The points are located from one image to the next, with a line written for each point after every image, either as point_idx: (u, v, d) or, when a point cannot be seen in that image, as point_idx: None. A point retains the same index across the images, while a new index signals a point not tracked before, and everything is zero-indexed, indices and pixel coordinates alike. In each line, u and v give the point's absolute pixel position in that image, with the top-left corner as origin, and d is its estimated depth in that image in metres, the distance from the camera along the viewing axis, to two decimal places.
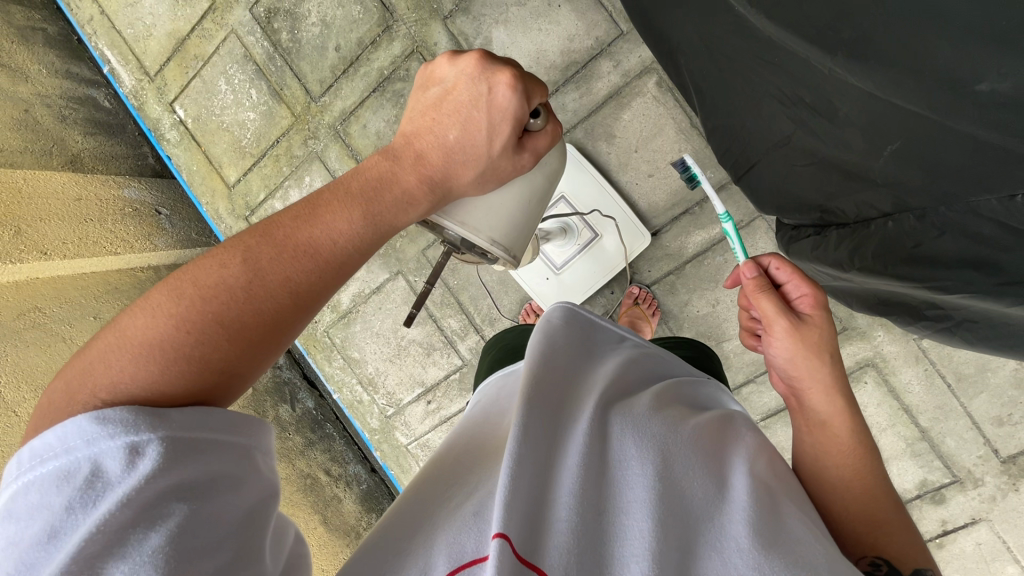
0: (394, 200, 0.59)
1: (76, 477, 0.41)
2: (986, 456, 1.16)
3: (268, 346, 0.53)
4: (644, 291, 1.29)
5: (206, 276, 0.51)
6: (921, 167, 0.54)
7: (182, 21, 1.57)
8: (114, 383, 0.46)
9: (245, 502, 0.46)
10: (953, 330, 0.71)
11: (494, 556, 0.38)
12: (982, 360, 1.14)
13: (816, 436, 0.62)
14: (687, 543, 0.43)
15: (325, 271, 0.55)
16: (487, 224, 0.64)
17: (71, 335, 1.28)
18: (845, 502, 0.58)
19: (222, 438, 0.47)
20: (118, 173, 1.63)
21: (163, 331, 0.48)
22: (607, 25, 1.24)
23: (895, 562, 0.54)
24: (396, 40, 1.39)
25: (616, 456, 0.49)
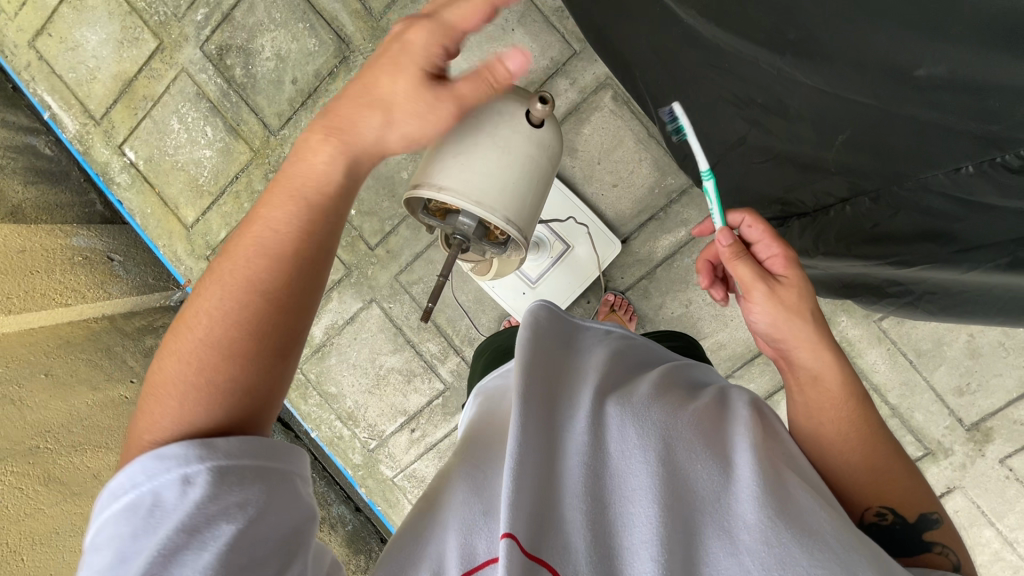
0: (312, 167, 0.53)
1: (139, 508, 0.42)
2: (953, 426, 1.23)
3: (281, 359, 0.51)
4: (619, 297, 1.31)
5: (189, 310, 0.51)
6: (872, 151, 0.58)
7: (127, 62, 1.53)
8: (150, 426, 0.48)
9: (291, 520, 0.45)
10: (914, 304, 0.76)
11: (504, 558, 0.39)
12: (937, 335, 1.22)
13: (805, 397, 0.65)
14: (693, 525, 0.44)
15: (290, 262, 0.51)
16: (502, 204, 0.67)
17: (21, 396, 1.18)
18: (845, 458, 0.61)
19: (260, 462, 0.45)
20: (65, 221, 1.56)
21: (168, 362, 0.49)
22: (561, 45, 1.30)
23: (900, 510, 0.60)
24: (354, 70, 1.40)
25: (617, 448, 0.49)
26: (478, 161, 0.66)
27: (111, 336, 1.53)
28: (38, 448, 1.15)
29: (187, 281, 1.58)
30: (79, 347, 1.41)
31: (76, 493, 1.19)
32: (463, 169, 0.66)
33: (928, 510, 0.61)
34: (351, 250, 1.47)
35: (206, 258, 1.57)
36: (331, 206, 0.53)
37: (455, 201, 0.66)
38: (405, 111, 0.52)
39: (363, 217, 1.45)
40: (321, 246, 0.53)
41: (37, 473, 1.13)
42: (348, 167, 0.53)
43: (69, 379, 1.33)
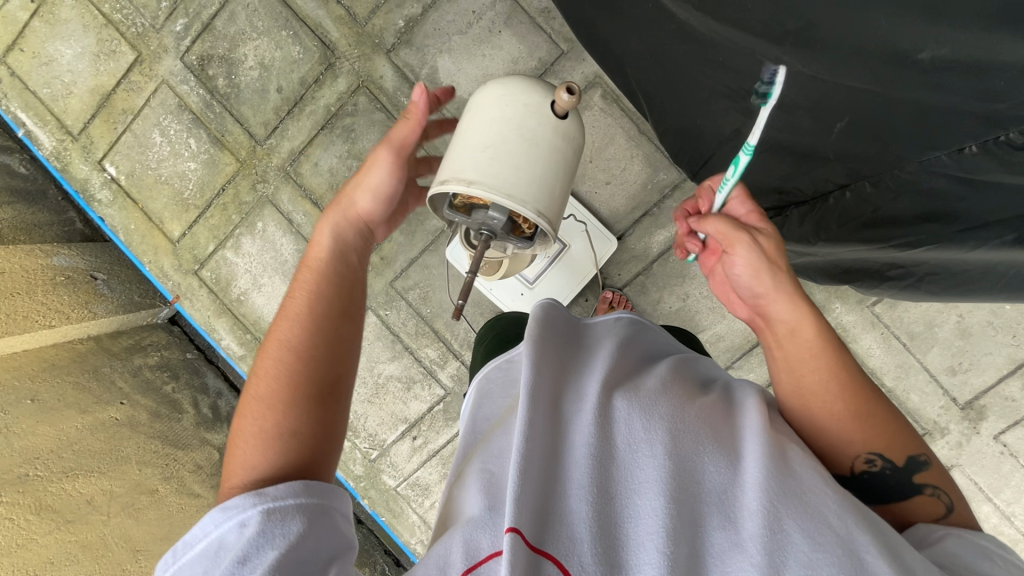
0: (319, 247, 0.73)
1: (212, 552, 0.51)
2: (948, 406, 1.26)
3: (322, 404, 0.65)
4: (618, 294, 1.32)
5: (251, 376, 0.66)
6: (872, 137, 0.59)
7: (105, 75, 1.49)
8: (230, 476, 0.61)
9: (332, 549, 0.54)
10: (915, 285, 0.77)
11: (508, 551, 0.42)
12: (928, 317, 1.24)
13: (785, 352, 0.66)
14: (698, 517, 0.45)
15: (308, 320, 0.67)
16: (533, 196, 0.66)
17: (7, 423, 1.13)
18: (831, 410, 0.62)
19: (299, 502, 0.54)
20: (45, 241, 1.53)
21: (240, 424, 0.63)
22: (548, 46, 1.30)
23: (887, 455, 0.61)
24: (341, 76, 1.38)
25: (624, 441, 0.50)
26: (507, 156, 0.66)
27: (98, 357, 1.48)
28: (28, 475, 1.11)
29: (175, 297, 1.54)
30: (66, 370, 1.36)
31: (70, 520, 1.14)
32: (493, 164, 0.66)
33: (915, 452, 0.62)
34: None
35: (194, 273, 1.53)
36: (341, 278, 0.71)
37: (486, 195, 0.65)
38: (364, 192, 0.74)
39: None
40: (341, 307, 0.70)
41: (28, 502, 1.08)
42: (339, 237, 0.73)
43: (57, 403, 1.28)
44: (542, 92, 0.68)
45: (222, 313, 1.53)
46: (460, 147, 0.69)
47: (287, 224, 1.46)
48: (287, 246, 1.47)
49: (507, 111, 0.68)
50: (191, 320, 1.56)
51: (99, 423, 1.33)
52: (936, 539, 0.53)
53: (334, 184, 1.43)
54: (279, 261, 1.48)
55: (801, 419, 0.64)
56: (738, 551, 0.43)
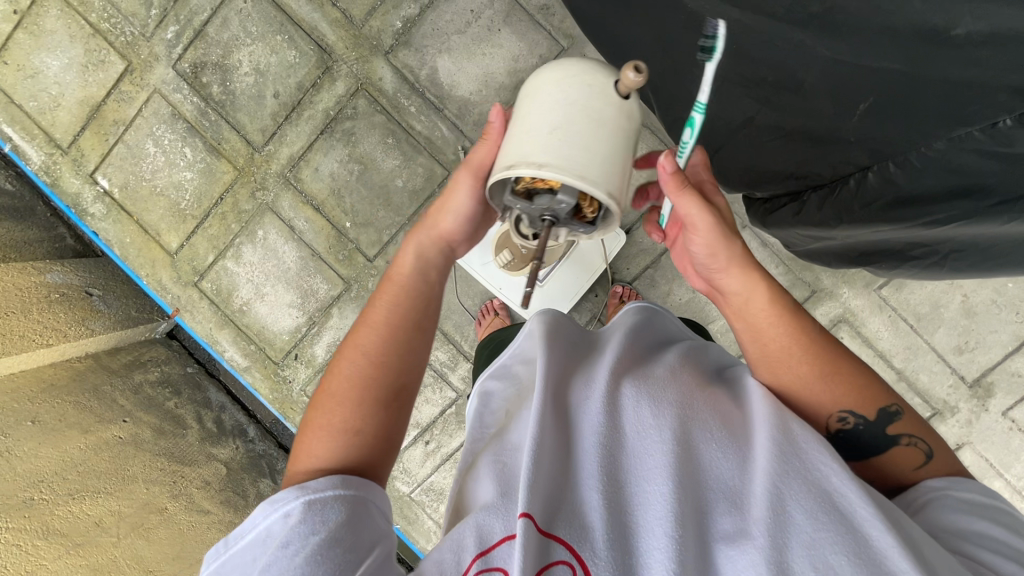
0: (407, 259, 0.72)
1: (259, 539, 0.56)
2: (956, 384, 1.28)
3: (387, 409, 0.67)
4: (627, 288, 1.31)
5: (330, 367, 0.69)
6: (898, 117, 0.60)
7: (94, 86, 1.46)
8: (299, 456, 0.65)
9: (370, 535, 0.58)
10: (940, 262, 0.77)
11: (520, 534, 0.48)
12: (934, 298, 1.26)
13: (744, 321, 0.70)
14: (698, 500, 0.50)
15: (394, 336, 0.69)
16: (606, 177, 0.56)
17: (10, 446, 1.09)
18: (797, 375, 0.66)
19: (338, 493, 0.58)
20: (37, 258, 1.48)
21: (311, 412, 0.67)
22: (548, 42, 1.30)
23: (858, 411, 0.65)
24: (339, 80, 1.37)
25: (633, 431, 0.54)
26: (577, 130, 0.56)
27: (98, 375, 1.43)
28: (33, 499, 1.07)
29: (175, 311, 1.51)
30: (65, 389, 1.32)
31: (79, 544, 1.10)
32: (562, 141, 0.55)
33: (887, 403, 0.65)
34: (349, 264, 1.43)
35: (194, 285, 1.50)
36: (418, 295, 0.71)
37: (557, 176, 0.54)
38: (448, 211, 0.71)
39: (359, 229, 1.41)
40: (415, 322, 0.70)
41: (35, 527, 1.04)
42: (421, 257, 0.72)
43: (59, 424, 1.24)
44: (608, 72, 0.58)
45: (225, 324, 1.50)
46: (516, 131, 0.59)
47: (288, 231, 1.44)
48: (290, 253, 1.45)
49: (571, 92, 0.57)
50: (192, 334, 1.52)
51: (103, 443, 1.29)
52: (931, 502, 0.59)
53: (336, 188, 1.41)
54: (282, 269, 1.46)
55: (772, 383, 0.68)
56: (740, 531, 0.48)
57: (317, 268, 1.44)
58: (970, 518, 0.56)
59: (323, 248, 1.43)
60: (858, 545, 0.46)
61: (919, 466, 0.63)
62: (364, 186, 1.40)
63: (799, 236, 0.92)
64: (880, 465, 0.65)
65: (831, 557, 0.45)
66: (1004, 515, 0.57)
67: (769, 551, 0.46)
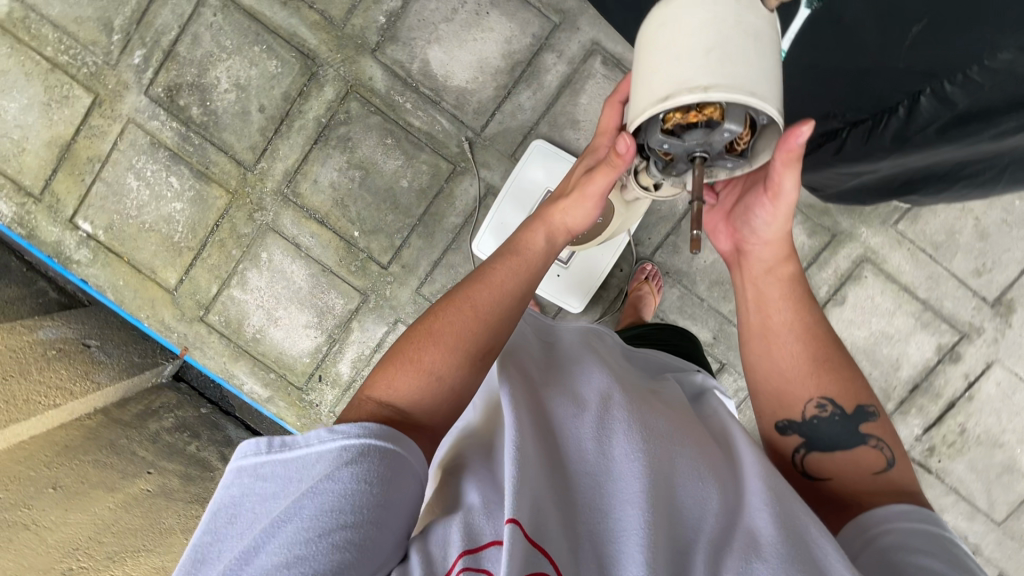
0: (534, 240, 0.72)
1: (307, 467, 0.50)
2: (979, 306, 1.31)
3: (472, 367, 0.62)
4: (655, 268, 1.30)
5: (441, 306, 0.66)
6: (959, 33, 0.60)
7: (60, 124, 1.36)
8: (382, 387, 0.60)
9: (404, 510, 0.51)
10: (996, 177, 0.78)
11: (507, 540, 0.44)
12: (948, 226, 1.29)
13: (754, 290, 0.71)
14: (676, 533, 0.49)
15: (508, 304, 0.67)
16: (773, 91, 0.55)
17: (35, 518, 1.04)
18: (789, 351, 0.69)
19: (394, 450, 0.52)
20: (23, 316, 1.39)
21: (406, 344, 0.63)
22: (539, 20, 1.28)
23: (837, 401, 0.67)
24: (327, 85, 1.31)
25: (625, 458, 0.52)
26: (734, 46, 0.54)
27: (112, 430, 1.34)
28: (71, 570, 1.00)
29: (183, 350, 1.44)
30: (82, 449, 1.23)
31: None
32: (724, 61, 0.54)
33: (866, 403, 0.67)
34: (364, 274, 1.38)
35: (200, 319, 1.42)
36: (534, 273, 0.71)
37: (726, 99, 0.53)
38: (577, 214, 0.72)
39: (369, 236, 1.36)
40: (525, 295, 0.69)
41: None
42: (550, 243, 0.73)
43: (83, 486, 1.16)
44: None
45: (239, 356, 1.43)
46: (666, 60, 0.57)
47: (294, 248, 1.38)
48: (299, 272, 1.39)
49: (718, 10, 0.56)
50: (205, 371, 1.45)
51: (132, 499, 1.21)
52: (875, 540, 0.56)
53: (338, 198, 1.35)
54: (293, 290, 1.40)
55: (760, 352, 0.71)
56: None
57: (330, 283, 1.39)
58: (912, 553, 0.53)
59: (334, 262, 1.38)
60: None
61: (878, 471, 0.63)
62: (368, 191, 1.34)
63: (834, 176, 0.91)
64: (839, 461, 0.66)
65: None
66: (954, 551, 0.53)
67: None
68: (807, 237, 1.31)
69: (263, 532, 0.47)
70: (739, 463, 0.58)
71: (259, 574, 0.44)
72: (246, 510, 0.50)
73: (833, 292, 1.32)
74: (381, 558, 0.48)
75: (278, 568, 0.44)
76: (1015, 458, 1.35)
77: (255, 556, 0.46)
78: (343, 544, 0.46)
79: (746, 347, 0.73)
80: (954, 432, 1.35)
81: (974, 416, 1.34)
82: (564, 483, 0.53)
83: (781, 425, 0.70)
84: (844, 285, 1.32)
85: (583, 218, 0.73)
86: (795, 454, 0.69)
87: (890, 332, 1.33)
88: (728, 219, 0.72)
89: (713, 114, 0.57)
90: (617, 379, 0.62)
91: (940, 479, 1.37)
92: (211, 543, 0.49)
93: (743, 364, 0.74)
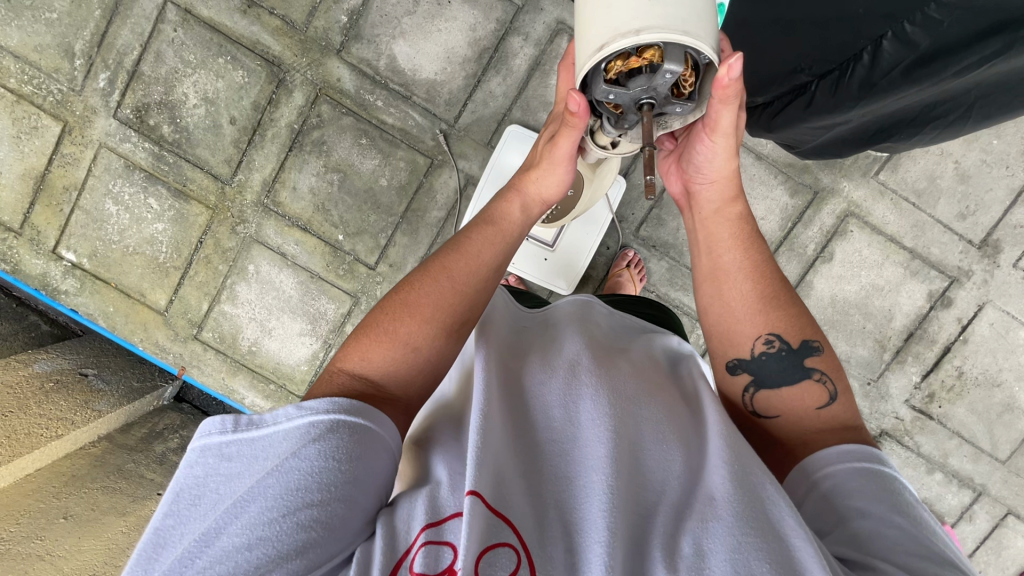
0: (508, 211, 0.75)
1: (273, 446, 0.51)
2: (967, 249, 1.31)
3: (448, 338, 0.64)
4: (636, 255, 1.31)
5: (418, 278, 0.67)
6: None
7: (32, 156, 1.35)
8: (358, 359, 0.61)
9: (374, 487, 0.52)
10: (966, 114, 0.77)
11: (469, 512, 0.44)
12: (929, 172, 1.29)
13: (705, 231, 0.72)
14: (639, 497, 0.50)
15: (485, 275, 0.69)
16: (707, 30, 0.57)
17: (49, 548, 1.04)
18: (741, 289, 0.68)
19: (362, 424, 0.54)
20: (17, 353, 1.41)
21: (382, 316, 0.64)
22: (503, 4, 1.27)
23: (784, 336, 0.66)
24: (296, 90, 1.30)
25: (588, 422, 0.53)
26: None
27: (118, 455, 1.34)
28: None
29: (181, 369, 1.44)
30: (89, 477, 1.24)
31: None
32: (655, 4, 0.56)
33: (810, 337, 0.66)
34: (352, 276, 1.38)
35: (195, 337, 1.42)
36: (511, 242, 0.73)
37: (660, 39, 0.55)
38: (552, 182, 0.74)
39: (354, 239, 1.36)
40: (500, 265, 0.71)
41: None
42: (525, 212, 0.76)
43: (94, 513, 1.17)
44: None
45: (237, 370, 1.43)
46: (603, 8, 0.58)
47: (280, 257, 1.37)
48: (288, 281, 1.38)
49: None
50: (205, 388, 1.46)
51: (144, 521, 1.21)
52: (817, 487, 0.57)
53: (319, 203, 1.35)
54: (283, 299, 1.39)
55: (712, 295, 0.70)
56: (669, 541, 0.47)
57: (320, 289, 1.38)
58: (853, 496, 0.54)
59: (321, 268, 1.37)
60: (781, 554, 0.45)
61: (821, 406, 0.63)
62: (348, 194, 1.34)
63: (807, 131, 0.91)
64: (784, 398, 0.65)
65: (754, 564, 0.45)
66: (887, 480, 0.55)
67: (693, 559, 0.45)
68: (790, 197, 1.31)
69: (228, 512, 0.47)
70: (705, 422, 0.58)
71: (223, 554, 0.45)
72: (209, 491, 0.50)
73: (820, 250, 1.33)
74: (348, 535, 0.49)
75: (240, 549, 0.46)
76: (1014, 395, 1.36)
77: (217, 537, 0.46)
78: (308, 523, 0.47)
79: (699, 291, 0.72)
80: (952, 376, 1.36)
81: (970, 358, 1.35)
82: (531, 451, 0.53)
83: (730, 364, 0.68)
84: (830, 242, 1.32)
85: (559, 184, 0.74)
86: (744, 395, 0.68)
87: (881, 284, 1.33)
88: (678, 160, 0.74)
89: (653, 57, 0.58)
90: (587, 347, 0.63)
91: (943, 424, 1.38)
92: (169, 527, 0.48)
93: (696, 307, 0.73)
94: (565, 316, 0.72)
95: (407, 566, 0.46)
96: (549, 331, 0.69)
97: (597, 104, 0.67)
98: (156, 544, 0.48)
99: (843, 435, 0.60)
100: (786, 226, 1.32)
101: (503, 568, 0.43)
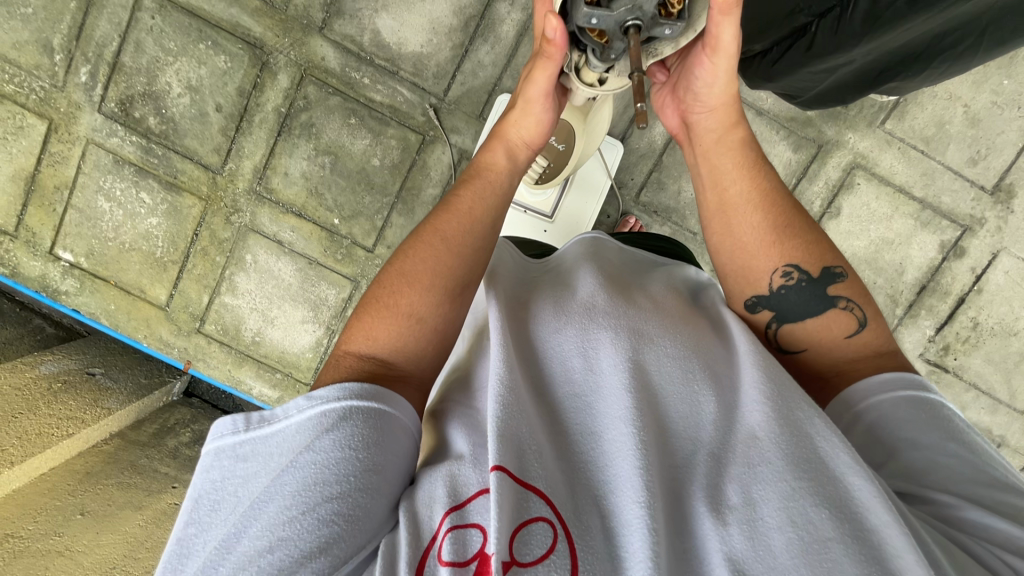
0: (496, 165, 0.73)
1: (287, 441, 0.50)
2: (979, 196, 1.27)
3: (454, 302, 0.62)
4: (636, 220, 1.28)
5: (411, 245, 0.65)
6: None
7: (21, 156, 1.33)
8: (364, 339, 0.59)
9: (395, 472, 0.51)
10: (977, 43, 0.73)
11: (495, 489, 0.42)
12: (937, 118, 1.25)
13: (708, 164, 0.70)
14: (670, 452, 0.48)
15: (483, 232, 0.67)
16: None
17: (68, 544, 1.05)
18: (751, 221, 0.65)
19: (375, 406, 0.52)
20: (24, 355, 1.41)
21: (381, 290, 0.62)
22: None
23: (802, 266, 0.63)
24: (280, 72, 1.27)
25: (611, 367, 0.51)
26: None
27: (131, 451, 1.35)
28: None
29: (187, 363, 1.44)
30: (103, 473, 1.24)
31: None
32: None
33: (832, 264, 0.63)
34: (350, 261, 1.36)
35: (198, 331, 1.42)
36: (504, 194, 0.72)
37: None
38: (529, 123, 0.74)
39: (349, 222, 1.34)
40: (496, 217, 0.69)
41: None
42: (510, 159, 0.74)
43: (110, 508, 1.17)
44: None
45: (243, 361, 1.43)
46: None
47: (276, 245, 1.36)
48: (287, 269, 1.37)
49: None
50: (212, 381, 1.46)
51: (161, 514, 1.22)
52: (861, 418, 0.55)
53: (312, 188, 1.32)
54: (283, 287, 1.38)
55: (721, 230, 0.68)
56: (712, 493, 0.45)
57: (319, 275, 1.37)
58: (902, 428, 0.52)
59: (319, 253, 1.36)
60: (836, 499, 0.43)
61: (851, 334, 0.61)
62: (340, 177, 1.31)
63: (806, 77, 0.87)
64: (811, 329, 0.62)
65: (811, 512, 0.42)
66: (936, 407, 0.53)
67: (741, 510, 0.43)
68: (793, 152, 1.27)
69: (247, 513, 0.46)
70: (737, 363, 0.55)
71: (246, 558, 0.44)
72: (228, 494, 0.49)
73: (827, 205, 1.29)
74: (372, 528, 0.48)
75: (262, 552, 0.44)
76: None
77: (237, 542, 0.45)
78: (331, 517, 0.46)
79: (708, 229, 0.69)
80: (967, 328, 1.33)
81: (984, 309, 1.32)
82: (556, 409, 0.52)
83: (749, 303, 0.65)
84: (837, 196, 1.28)
85: (536, 124, 0.74)
86: (766, 331, 0.65)
87: (891, 238, 1.30)
88: (674, 91, 0.73)
89: None
90: (602, 288, 0.60)
91: (959, 376, 1.35)
92: (191, 536, 0.47)
93: (707, 248, 0.70)
94: (576, 257, 0.69)
95: (435, 555, 0.44)
96: (561, 276, 0.66)
97: (581, 34, 0.65)
98: (180, 554, 0.47)
99: (879, 361, 0.59)
100: (791, 183, 1.28)
101: (538, 545, 0.41)
